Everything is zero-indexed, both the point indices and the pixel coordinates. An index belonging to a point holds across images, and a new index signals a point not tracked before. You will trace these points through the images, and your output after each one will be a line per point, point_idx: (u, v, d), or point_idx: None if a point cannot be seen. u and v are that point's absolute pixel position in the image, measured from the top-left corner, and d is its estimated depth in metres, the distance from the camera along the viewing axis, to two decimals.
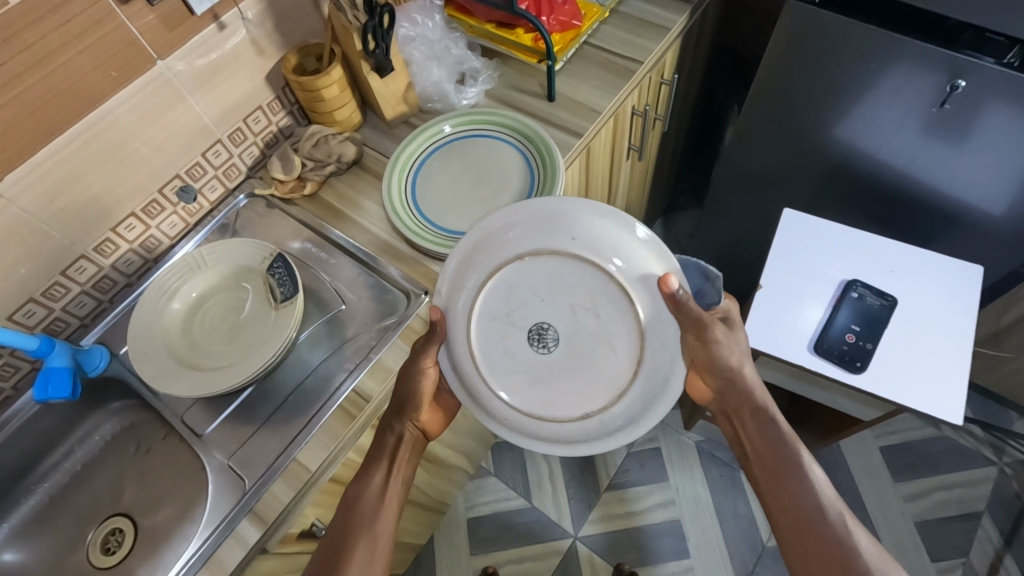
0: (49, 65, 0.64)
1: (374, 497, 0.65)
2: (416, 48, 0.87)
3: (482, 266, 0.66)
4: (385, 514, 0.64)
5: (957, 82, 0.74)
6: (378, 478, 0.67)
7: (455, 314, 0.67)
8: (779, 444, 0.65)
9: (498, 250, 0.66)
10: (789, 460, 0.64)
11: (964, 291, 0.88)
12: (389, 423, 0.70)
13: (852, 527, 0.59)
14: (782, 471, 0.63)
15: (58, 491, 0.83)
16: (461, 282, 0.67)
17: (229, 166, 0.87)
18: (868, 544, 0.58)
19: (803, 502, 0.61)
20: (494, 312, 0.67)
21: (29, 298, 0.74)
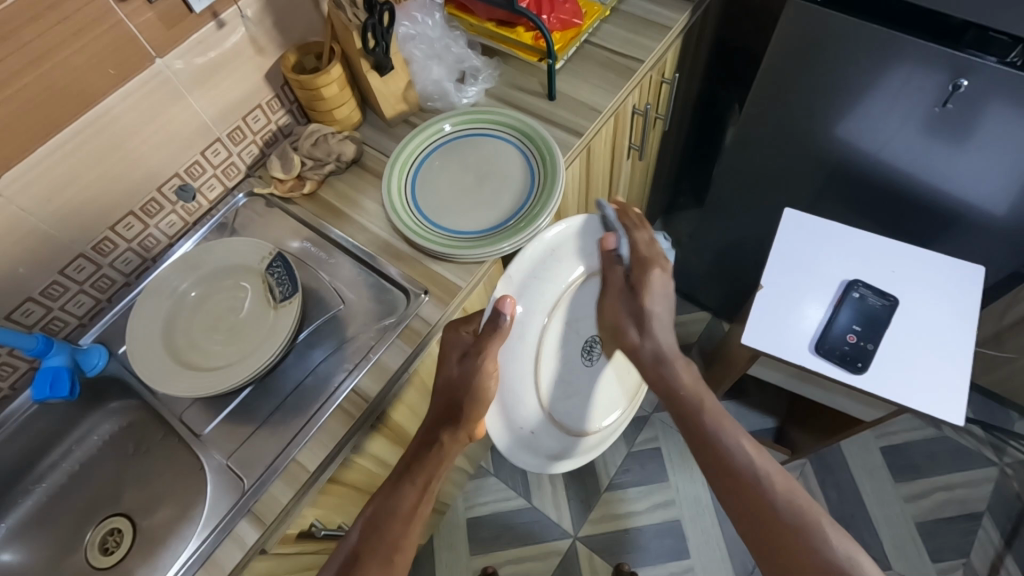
0: (47, 63, 0.64)
1: (402, 516, 0.63)
2: (416, 46, 0.86)
3: (559, 274, 0.76)
4: (409, 536, 0.62)
5: (959, 81, 0.74)
6: (410, 496, 0.64)
7: (531, 312, 0.73)
8: (700, 402, 0.65)
9: (571, 269, 0.77)
10: (712, 419, 0.64)
11: (966, 291, 0.88)
12: (434, 437, 0.69)
13: (766, 475, 0.58)
14: (706, 434, 0.63)
15: (56, 491, 0.82)
16: (544, 282, 0.74)
17: (228, 165, 0.86)
18: (782, 494, 0.57)
19: (726, 462, 0.61)
20: (555, 321, 0.77)
21: (27, 297, 0.73)
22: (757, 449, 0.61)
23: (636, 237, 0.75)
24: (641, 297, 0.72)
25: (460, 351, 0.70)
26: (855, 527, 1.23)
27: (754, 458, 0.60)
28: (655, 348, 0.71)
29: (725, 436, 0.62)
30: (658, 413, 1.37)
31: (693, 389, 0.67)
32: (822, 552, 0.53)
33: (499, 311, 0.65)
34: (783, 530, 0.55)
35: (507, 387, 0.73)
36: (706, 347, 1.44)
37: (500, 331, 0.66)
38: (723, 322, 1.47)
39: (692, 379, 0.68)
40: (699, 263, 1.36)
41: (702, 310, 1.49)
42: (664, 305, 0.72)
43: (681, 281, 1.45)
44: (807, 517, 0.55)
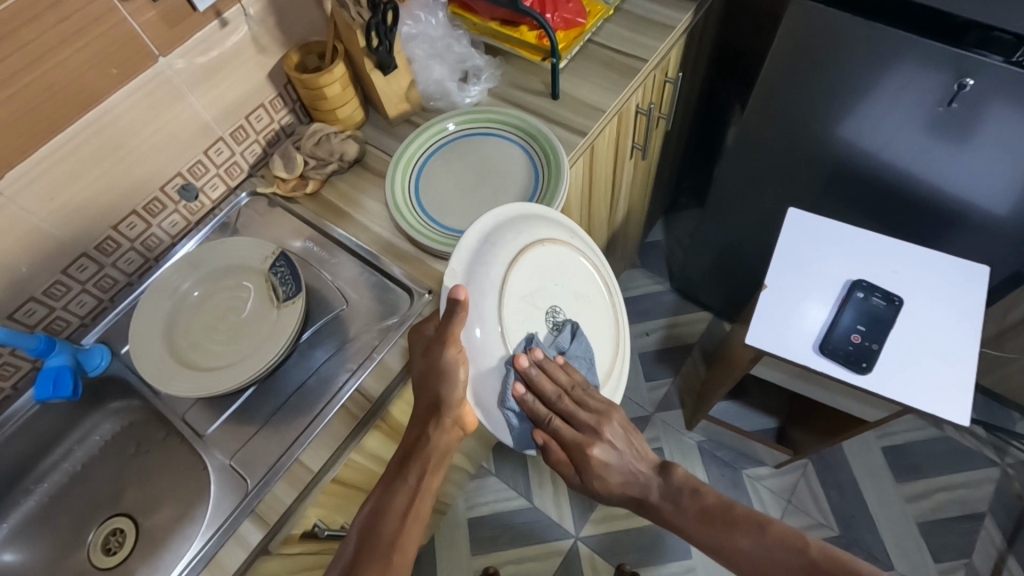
0: (50, 62, 0.64)
1: (397, 516, 0.63)
2: (418, 46, 0.87)
3: (507, 245, 0.67)
4: (405, 535, 0.62)
5: (965, 80, 0.74)
6: (405, 494, 0.65)
7: (484, 292, 0.65)
8: (688, 516, 0.71)
9: (519, 234, 0.68)
10: (709, 530, 0.69)
11: (970, 291, 0.87)
12: (422, 433, 0.66)
13: (774, 554, 0.64)
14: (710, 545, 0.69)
15: (57, 492, 0.82)
16: (489, 262, 0.66)
17: (231, 165, 0.86)
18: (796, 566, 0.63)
19: (740, 560, 0.66)
20: (516, 303, 0.68)
21: (29, 297, 0.73)
22: (759, 533, 0.66)
23: (559, 435, 0.71)
24: (592, 477, 0.74)
25: (423, 345, 0.64)
26: (857, 527, 1.23)
27: (757, 545, 0.66)
28: (625, 493, 0.76)
29: (724, 537, 0.68)
30: (659, 414, 1.37)
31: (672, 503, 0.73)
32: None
33: (453, 301, 0.60)
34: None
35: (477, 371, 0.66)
36: (707, 347, 1.44)
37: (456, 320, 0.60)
38: (724, 322, 1.47)
39: (671, 501, 0.73)
40: (700, 263, 1.36)
41: (703, 310, 1.49)
42: (614, 458, 0.74)
43: (682, 281, 1.45)
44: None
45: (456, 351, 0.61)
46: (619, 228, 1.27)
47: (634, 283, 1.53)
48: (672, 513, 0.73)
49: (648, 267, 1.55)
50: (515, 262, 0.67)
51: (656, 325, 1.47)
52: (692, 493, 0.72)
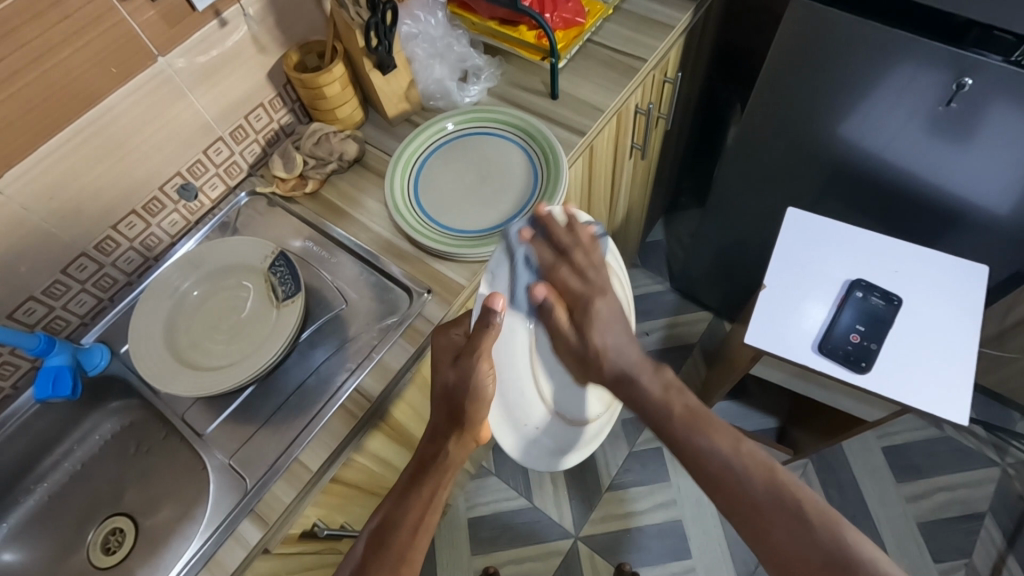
0: (50, 62, 0.64)
1: (408, 530, 0.61)
2: (418, 45, 0.87)
3: (538, 263, 0.71)
4: (417, 549, 0.60)
5: (964, 80, 0.74)
6: (416, 509, 0.62)
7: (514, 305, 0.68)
8: (669, 407, 0.63)
9: (558, 253, 0.71)
10: (682, 427, 0.61)
11: (969, 291, 0.87)
12: (441, 446, 0.65)
13: (746, 473, 0.57)
14: (678, 438, 0.61)
15: (57, 491, 0.82)
16: (520, 274, 0.70)
17: (230, 164, 0.86)
18: (763, 489, 0.55)
19: (703, 461, 0.59)
20: (545, 319, 0.72)
21: (28, 296, 0.73)
22: (733, 440, 0.59)
23: (566, 277, 0.71)
24: (587, 337, 0.71)
25: (451, 353, 0.66)
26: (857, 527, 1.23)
27: (730, 454, 0.58)
28: (618, 372, 0.69)
29: (698, 438, 0.60)
30: None
31: (661, 400, 0.64)
32: (812, 544, 0.52)
33: (489, 309, 0.62)
34: (766, 523, 0.54)
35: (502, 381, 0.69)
36: (707, 346, 1.44)
37: (491, 329, 0.62)
38: (724, 321, 1.47)
39: (660, 389, 0.65)
40: (700, 263, 1.36)
41: (703, 310, 1.49)
42: (612, 331, 0.71)
43: (682, 281, 1.45)
44: (792, 507, 0.54)
45: (488, 365, 0.62)
46: (618, 228, 1.27)
47: (634, 283, 1.53)
48: (655, 397, 0.65)
49: (648, 266, 1.55)
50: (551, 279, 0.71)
51: (657, 325, 1.47)
52: (680, 393, 0.64)
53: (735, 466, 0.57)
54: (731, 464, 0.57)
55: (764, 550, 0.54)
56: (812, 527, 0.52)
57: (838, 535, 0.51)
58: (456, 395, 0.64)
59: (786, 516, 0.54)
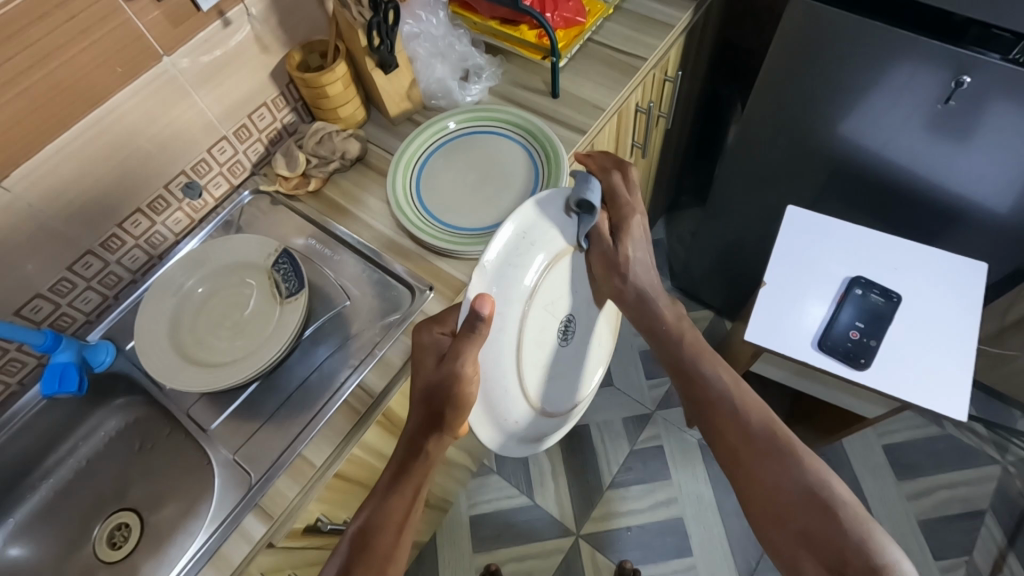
0: (57, 61, 0.65)
1: (392, 529, 0.60)
2: (420, 44, 0.87)
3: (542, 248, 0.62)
4: (400, 547, 0.60)
5: (962, 78, 0.75)
6: (400, 507, 0.61)
7: (512, 299, 0.59)
8: (682, 333, 0.73)
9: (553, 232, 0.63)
10: (690, 354, 0.71)
11: (967, 285, 0.88)
12: (420, 443, 0.62)
13: (747, 410, 0.66)
14: (685, 359, 0.71)
15: (63, 487, 0.83)
16: (525, 261, 0.60)
17: (234, 163, 0.87)
18: (756, 424, 0.65)
19: (709, 390, 0.69)
20: (539, 312, 0.64)
21: (35, 294, 0.74)
22: (734, 378, 0.69)
23: (618, 180, 0.72)
24: (620, 245, 0.70)
25: (437, 355, 0.62)
26: None
27: (733, 390, 0.68)
28: (639, 292, 0.71)
29: (703, 363, 0.70)
30: (660, 411, 1.38)
31: (674, 327, 0.73)
32: (789, 470, 0.61)
33: (477, 312, 0.53)
34: (759, 452, 0.63)
35: (488, 387, 0.61)
36: (708, 345, 1.44)
37: (477, 333, 0.54)
38: (725, 320, 1.47)
39: (673, 316, 0.74)
40: (701, 262, 1.36)
41: (704, 308, 1.50)
42: (642, 250, 0.72)
43: (683, 280, 1.46)
44: (779, 442, 0.63)
45: (474, 369, 0.56)
46: None
47: None
48: (671, 324, 0.73)
49: None
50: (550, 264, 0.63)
51: None
52: (690, 325, 0.74)
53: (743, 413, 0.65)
54: (732, 397, 0.67)
55: (742, 479, 0.63)
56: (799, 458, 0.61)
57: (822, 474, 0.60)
58: (438, 397, 0.59)
59: (776, 449, 0.63)
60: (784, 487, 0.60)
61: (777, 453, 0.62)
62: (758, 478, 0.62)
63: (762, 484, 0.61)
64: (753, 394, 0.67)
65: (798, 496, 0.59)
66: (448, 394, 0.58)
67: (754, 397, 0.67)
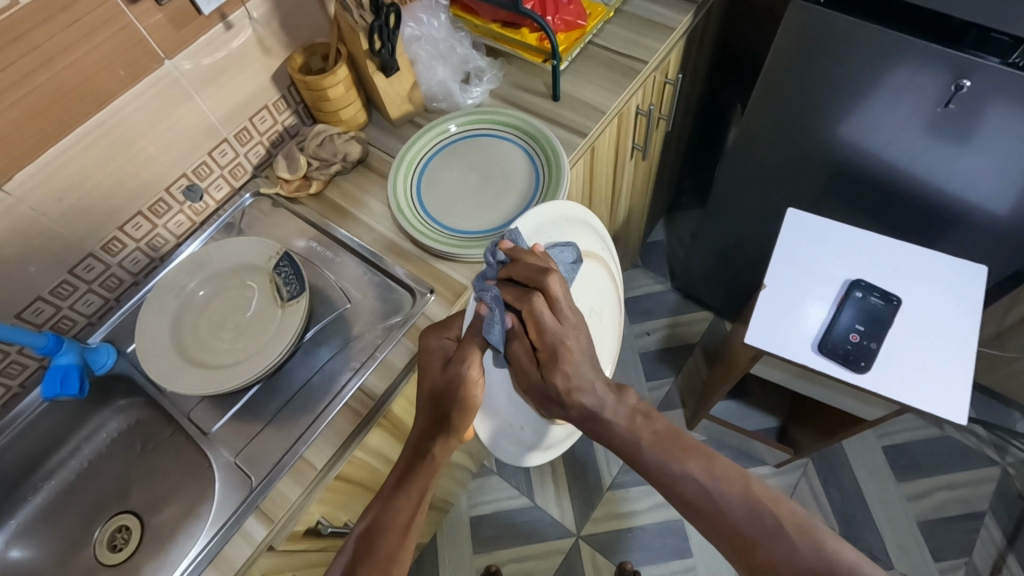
0: (60, 64, 0.65)
1: (396, 531, 0.60)
2: (421, 47, 0.88)
3: None
4: (406, 550, 0.59)
5: (962, 81, 0.75)
6: (406, 509, 0.61)
7: None
8: (637, 436, 0.61)
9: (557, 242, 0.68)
10: (654, 451, 0.60)
11: (967, 287, 0.88)
12: (425, 447, 0.64)
13: (724, 496, 0.56)
14: (649, 463, 0.60)
15: (64, 489, 0.83)
16: None
17: (235, 165, 0.87)
18: (742, 514, 0.55)
19: (678, 486, 0.58)
20: None
21: (36, 296, 0.74)
22: (706, 464, 0.58)
23: (538, 309, 0.60)
24: (548, 375, 0.61)
25: (443, 359, 0.63)
26: (857, 527, 1.23)
27: (705, 480, 0.58)
28: (582, 414, 0.62)
29: (670, 461, 0.59)
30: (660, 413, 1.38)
31: (629, 433, 0.62)
32: (792, 554, 0.52)
33: (480, 312, 0.58)
34: (754, 541, 0.54)
35: (489, 390, 0.67)
36: (708, 346, 1.45)
37: (483, 332, 0.59)
38: (725, 321, 1.47)
39: (625, 418, 0.62)
40: (701, 263, 1.36)
41: (704, 309, 1.50)
42: (582, 370, 0.62)
43: (683, 281, 1.46)
44: (771, 524, 0.54)
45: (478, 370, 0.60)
46: (620, 228, 1.27)
47: (635, 283, 1.54)
48: (622, 430, 0.62)
49: (649, 266, 1.56)
50: None
51: (658, 324, 1.48)
52: (647, 418, 0.63)
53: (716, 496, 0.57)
54: (705, 489, 0.57)
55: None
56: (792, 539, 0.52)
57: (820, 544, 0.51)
58: (444, 399, 0.62)
59: (766, 534, 0.53)
60: (793, 574, 0.51)
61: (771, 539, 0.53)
62: (767, 574, 0.52)
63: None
64: (729, 469, 0.58)
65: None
66: (455, 397, 0.61)
67: (732, 472, 0.58)
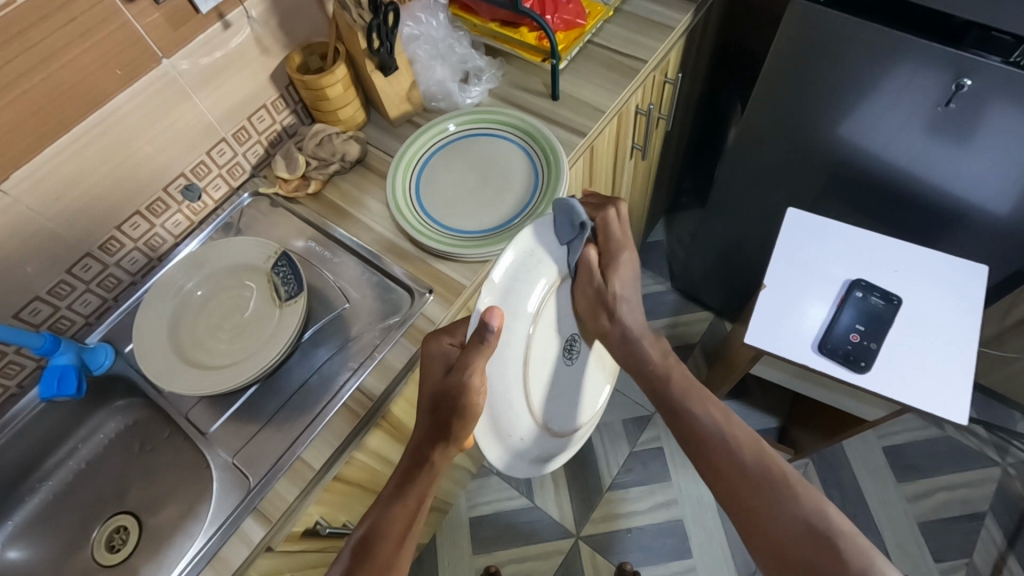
0: (56, 63, 0.65)
1: (392, 539, 0.60)
2: (420, 47, 0.87)
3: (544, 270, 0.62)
4: (401, 558, 0.60)
5: (963, 81, 0.75)
6: (403, 516, 0.61)
7: (517, 318, 0.58)
8: (669, 372, 0.67)
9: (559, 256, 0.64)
10: (679, 391, 0.66)
11: (967, 287, 0.88)
12: (425, 453, 0.63)
13: (738, 445, 0.60)
14: (676, 403, 0.65)
15: (62, 489, 0.83)
16: (529, 280, 0.60)
17: (234, 165, 0.87)
18: (751, 460, 0.59)
19: (697, 430, 0.63)
20: (543, 333, 0.63)
21: (34, 296, 0.74)
22: (723, 414, 0.63)
23: (611, 218, 0.69)
24: (609, 281, 0.68)
25: (444, 365, 0.62)
26: (857, 527, 1.23)
27: (722, 424, 0.62)
28: (624, 331, 0.69)
29: (691, 404, 0.64)
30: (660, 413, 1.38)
31: (660, 363, 0.68)
32: (788, 507, 0.56)
33: (484, 325, 0.53)
34: (753, 487, 0.58)
35: (494, 401, 0.59)
36: (708, 346, 1.44)
37: (486, 345, 0.54)
38: (725, 321, 1.47)
39: (659, 354, 0.69)
40: (701, 264, 1.36)
41: (704, 310, 1.50)
42: (630, 287, 0.70)
43: (683, 281, 1.46)
44: (775, 475, 0.58)
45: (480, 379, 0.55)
46: None
47: None
48: (655, 362, 0.68)
49: (649, 267, 1.56)
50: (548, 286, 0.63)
51: (658, 325, 1.48)
52: (677, 361, 0.68)
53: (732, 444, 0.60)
54: (722, 433, 0.61)
55: (747, 523, 0.57)
56: (794, 493, 0.56)
57: (821, 507, 0.55)
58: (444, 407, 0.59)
59: (766, 484, 0.57)
60: (786, 525, 0.55)
61: (768, 492, 0.57)
62: (762, 520, 0.56)
63: (756, 529, 0.56)
64: (744, 426, 0.62)
65: (801, 532, 0.54)
66: (455, 403, 0.58)
67: (744, 429, 0.62)
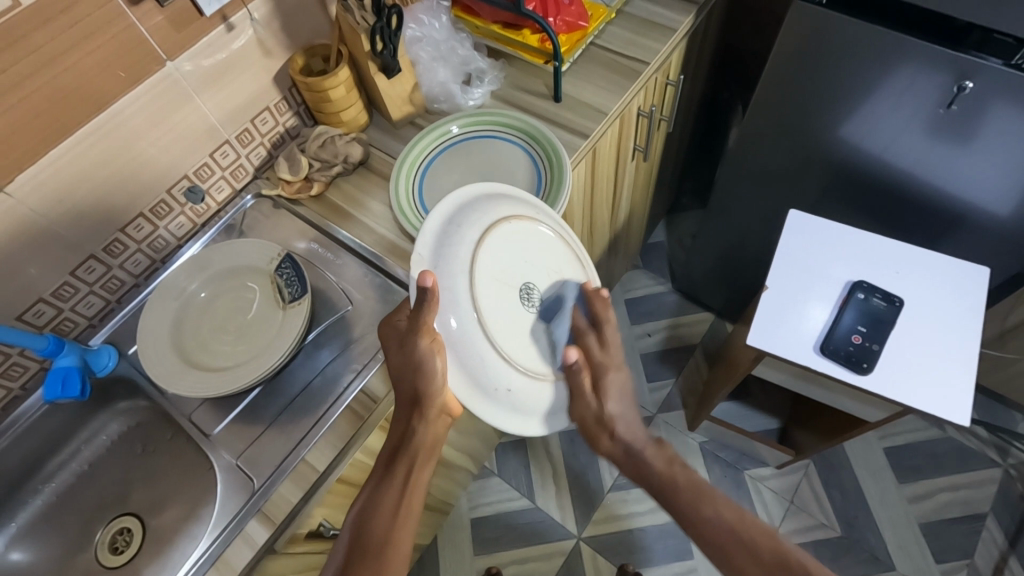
0: (60, 66, 0.65)
1: (386, 514, 0.61)
2: (422, 49, 0.88)
3: (471, 225, 0.64)
4: (399, 531, 0.60)
5: (964, 83, 0.75)
6: (394, 492, 0.62)
7: (454, 276, 0.61)
8: (675, 481, 0.64)
9: (485, 212, 0.65)
10: (685, 494, 0.63)
11: (968, 287, 0.88)
12: (406, 427, 0.64)
13: (755, 541, 0.59)
14: (680, 506, 0.63)
15: (65, 491, 0.83)
16: (455, 241, 0.62)
17: (237, 167, 0.87)
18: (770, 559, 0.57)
19: (702, 528, 0.61)
20: (493, 286, 0.64)
21: (38, 298, 0.74)
22: (735, 510, 0.62)
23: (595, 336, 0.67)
24: (602, 401, 0.66)
25: (396, 337, 0.62)
26: (858, 528, 1.23)
27: (734, 523, 0.60)
28: (627, 446, 0.67)
29: (700, 505, 0.62)
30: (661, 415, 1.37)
31: (665, 471, 0.65)
32: None
33: (421, 288, 0.57)
34: None
35: (458, 350, 0.61)
36: (709, 348, 1.45)
37: (429, 307, 0.57)
38: (725, 322, 1.48)
39: (663, 462, 0.66)
40: (703, 265, 1.36)
41: (704, 311, 1.50)
42: (624, 402, 0.68)
43: (684, 283, 1.46)
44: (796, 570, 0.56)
45: (428, 340, 0.58)
46: (621, 230, 1.27)
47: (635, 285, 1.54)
48: (659, 470, 0.65)
49: (650, 268, 1.56)
50: (483, 240, 0.64)
51: (659, 326, 1.48)
52: (683, 466, 0.65)
53: (743, 532, 0.60)
54: (729, 527, 0.60)
55: None
56: None
57: None
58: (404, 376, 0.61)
59: None
60: None
61: None
62: None
63: None
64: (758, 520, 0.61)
65: None
66: (418, 370, 0.59)
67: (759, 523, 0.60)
